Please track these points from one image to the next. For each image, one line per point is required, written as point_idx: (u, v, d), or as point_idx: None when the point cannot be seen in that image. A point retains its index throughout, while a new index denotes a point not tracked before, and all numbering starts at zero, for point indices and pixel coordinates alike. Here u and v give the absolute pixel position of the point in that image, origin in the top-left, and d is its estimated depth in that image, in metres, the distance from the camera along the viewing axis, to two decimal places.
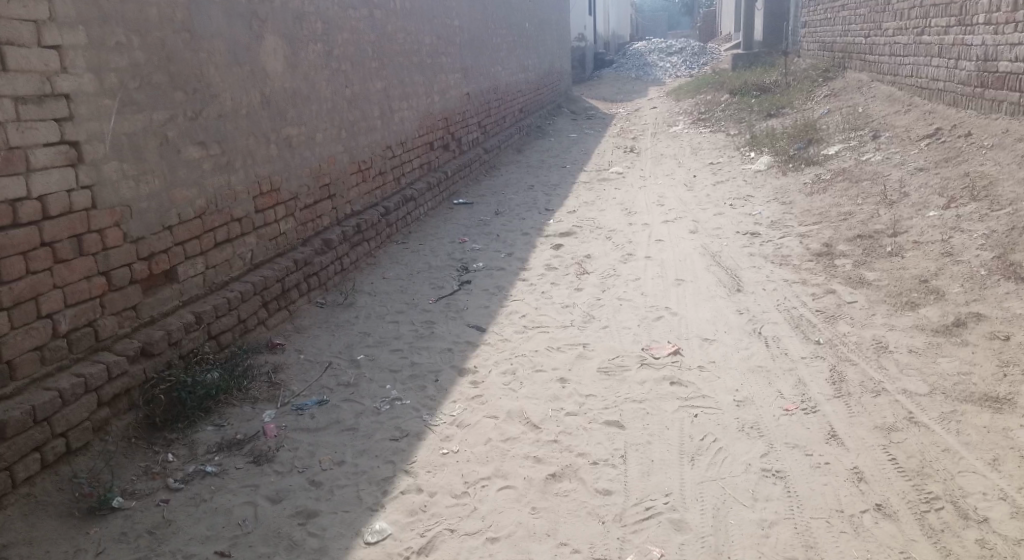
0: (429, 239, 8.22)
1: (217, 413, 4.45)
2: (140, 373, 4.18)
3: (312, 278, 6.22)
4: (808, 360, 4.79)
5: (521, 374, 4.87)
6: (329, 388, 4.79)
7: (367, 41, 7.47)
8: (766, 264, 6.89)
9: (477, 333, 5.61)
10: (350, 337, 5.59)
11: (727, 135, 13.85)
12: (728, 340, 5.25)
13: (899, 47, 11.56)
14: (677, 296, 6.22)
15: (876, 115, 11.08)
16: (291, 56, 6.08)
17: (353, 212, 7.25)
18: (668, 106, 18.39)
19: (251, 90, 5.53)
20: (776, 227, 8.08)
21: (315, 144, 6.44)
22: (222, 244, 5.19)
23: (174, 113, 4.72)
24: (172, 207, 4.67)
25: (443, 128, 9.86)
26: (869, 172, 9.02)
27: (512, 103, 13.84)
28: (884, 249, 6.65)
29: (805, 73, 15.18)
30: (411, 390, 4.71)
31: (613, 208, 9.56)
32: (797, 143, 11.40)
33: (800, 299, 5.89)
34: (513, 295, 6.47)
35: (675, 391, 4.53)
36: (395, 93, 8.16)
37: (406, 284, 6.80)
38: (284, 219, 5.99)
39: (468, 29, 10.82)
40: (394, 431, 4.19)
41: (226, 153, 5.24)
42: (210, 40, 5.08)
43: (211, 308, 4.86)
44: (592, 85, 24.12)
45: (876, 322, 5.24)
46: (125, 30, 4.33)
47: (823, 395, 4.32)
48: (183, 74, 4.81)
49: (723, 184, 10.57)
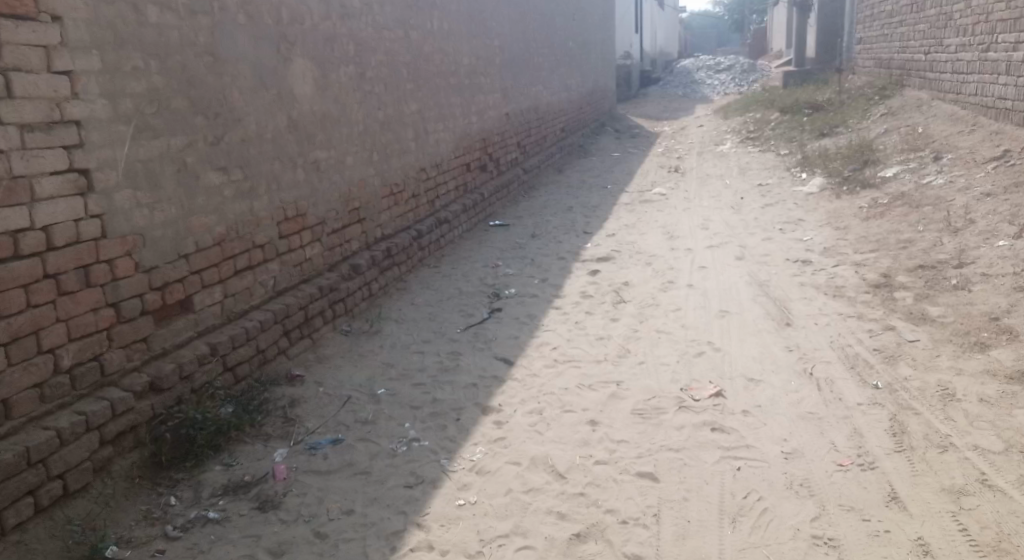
0: (462, 263, 7.97)
1: (227, 451, 4.24)
2: (147, 410, 3.98)
3: (338, 305, 6.00)
4: (864, 407, 4.37)
5: (548, 415, 4.55)
6: (346, 426, 4.54)
7: (402, 62, 7.28)
8: (817, 295, 6.46)
9: (505, 367, 5.31)
10: (372, 369, 5.34)
11: (777, 155, 13.37)
12: (775, 381, 4.85)
13: (963, 64, 10.98)
14: (720, 330, 5.83)
15: (937, 135, 10.51)
16: (321, 78, 5.91)
17: (383, 236, 7.04)
18: (715, 124, 17.93)
19: (277, 114, 5.35)
20: (828, 254, 7.62)
21: (344, 167, 6.25)
22: (242, 272, 5.00)
23: (194, 138, 4.55)
24: (188, 235, 4.49)
25: (481, 149, 9.64)
26: (930, 197, 8.49)
27: (553, 122, 13.58)
28: (948, 281, 6.17)
29: (860, 91, 14.61)
30: (431, 430, 4.43)
31: (655, 231, 9.19)
32: (852, 164, 10.89)
33: (855, 336, 5.45)
34: (546, 325, 6.15)
35: (716, 440, 4.15)
36: (431, 114, 7.96)
37: (435, 311, 6.55)
38: (309, 244, 5.79)
39: (508, 49, 10.61)
40: (409, 476, 3.93)
41: (249, 178, 5.06)
42: (235, 64, 4.92)
43: (228, 338, 4.65)
44: (637, 103, 23.77)
45: (941, 364, 4.78)
46: (143, 54, 4.17)
47: (882, 449, 3.90)
48: (206, 99, 4.64)
49: (771, 206, 10.11)
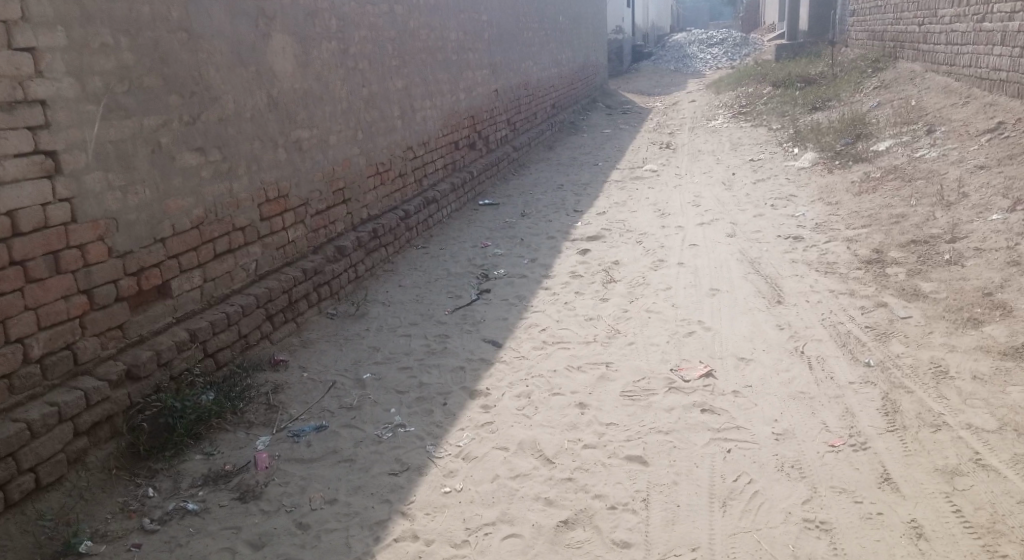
0: (450, 244, 7.86)
1: (208, 439, 4.15)
2: (124, 399, 3.89)
3: (323, 288, 5.89)
4: (856, 386, 4.30)
5: (536, 398, 4.48)
6: (330, 412, 4.45)
7: (386, 38, 7.11)
8: (809, 271, 6.38)
9: (493, 350, 5.23)
10: (358, 353, 5.25)
11: (769, 129, 13.24)
12: (767, 361, 4.77)
13: (957, 35, 10.85)
14: (711, 309, 5.74)
15: (930, 108, 10.40)
16: (301, 54, 5.74)
17: (369, 217, 6.91)
18: (707, 99, 17.76)
19: (256, 92, 5.20)
20: (821, 230, 7.53)
21: (327, 146, 6.11)
22: (222, 255, 4.88)
23: (168, 118, 4.41)
24: (165, 218, 4.36)
25: (469, 127, 9.49)
26: (923, 171, 8.40)
27: (543, 98, 13.40)
28: (941, 256, 6.09)
29: (853, 64, 14.46)
30: (417, 415, 4.35)
31: (645, 209, 9.09)
32: (844, 138, 10.77)
33: (848, 313, 5.37)
34: (535, 306, 6.07)
35: (706, 421, 4.08)
36: (417, 91, 7.80)
37: (423, 293, 6.45)
38: (292, 226, 5.67)
39: (497, 23, 10.42)
40: (394, 463, 3.86)
41: (228, 159, 4.92)
42: (210, 40, 4.76)
43: (207, 324, 4.54)
44: (629, 78, 23.54)
45: (934, 341, 4.71)
46: (112, 30, 4.02)
47: (874, 429, 3.83)
48: (180, 76, 4.50)
49: (763, 182, 10.01)
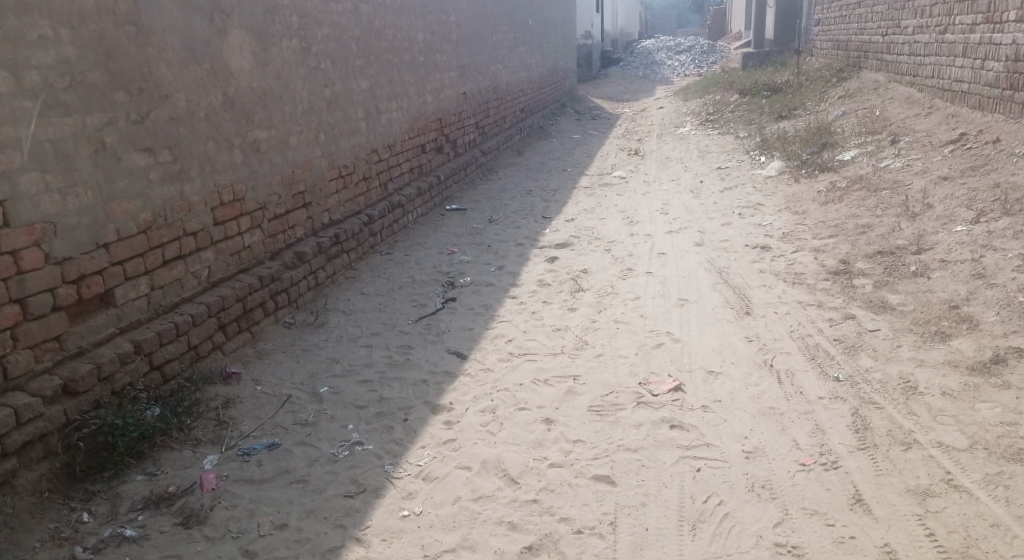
0: (415, 249, 7.67)
1: (151, 458, 3.93)
2: (59, 416, 3.66)
3: (280, 296, 5.66)
4: (827, 402, 4.21)
5: (501, 413, 4.32)
6: (284, 428, 4.25)
7: (350, 37, 6.91)
8: (778, 282, 6.32)
9: (457, 361, 5.06)
10: (316, 365, 5.04)
11: (736, 137, 13.26)
12: (736, 374, 4.67)
13: (920, 46, 10.95)
14: (680, 319, 5.64)
15: (894, 118, 10.48)
16: (260, 52, 5.52)
17: (331, 221, 6.70)
18: (675, 106, 17.79)
19: (211, 90, 4.97)
20: (788, 240, 7.50)
21: (287, 148, 5.89)
22: (172, 262, 4.63)
23: (114, 116, 4.17)
24: (109, 222, 4.12)
25: (436, 130, 9.31)
26: (888, 181, 8.43)
27: (512, 102, 13.27)
28: (907, 268, 6.07)
29: (818, 73, 14.57)
30: (376, 432, 4.18)
31: (613, 216, 8.99)
32: (810, 147, 10.81)
33: (816, 325, 5.31)
34: (500, 315, 5.91)
35: (675, 438, 3.97)
36: (382, 92, 7.60)
37: (385, 301, 6.26)
38: (248, 231, 5.44)
39: (465, 25, 10.26)
40: (350, 485, 3.71)
41: (179, 160, 4.68)
42: (161, 35, 4.53)
43: (154, 334, 4.30)
44: (597, 84, 23.54)
45: (903, 355, 4.66)
46: (51, 22, 3.79)
47: (846, 447, 3.74)
48: (128, 72, 4.26)
49: (731, 190, 9.99)
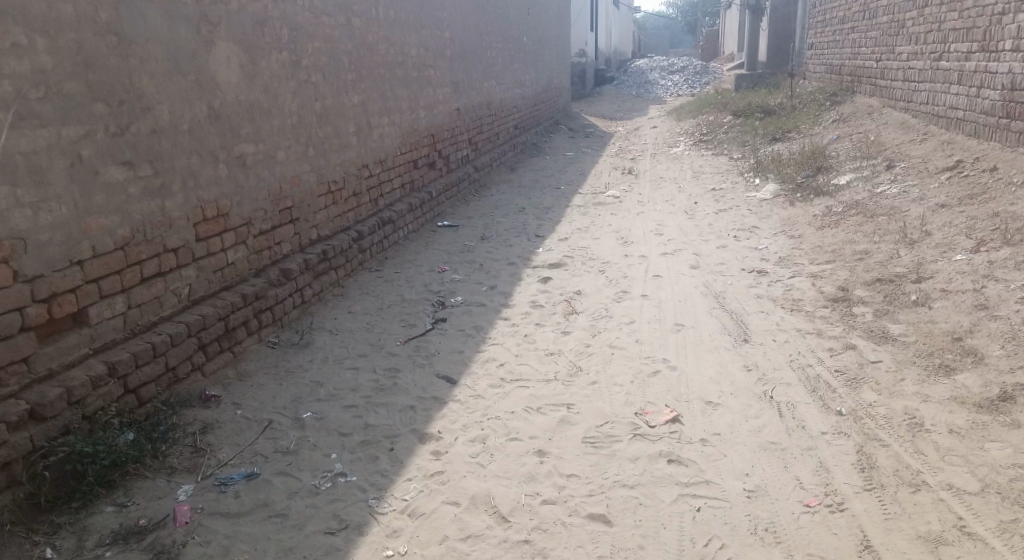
0: (405, 267, 7.50)
1: (122, 487, 3.72)
2: (25, 443, 3.46)
3: (265, 314, 5.47)
4: (830, 438, 4.07)
5: (492, 444, 4.15)
6: (264, 456, 4.06)
7: (342, 51, 6.76)
8: (776, 308, 6.19)
9: (446, 387, 4.88)
10: (299, 388, 4.85)
11: (730, 158, 13.20)
12: (735, 405, 4.52)
13: (914, 72, 10.93)
14: (676, 346, 5.49)
15: (889, 143, 10.43)
16: (248, 64, 5.37)
17: (319, 238, 6.52)
18: (669, 126, 17.75)
19: (196, 103, 4.81)
20: (785, 264, 7.38)
21: (274, 162, 5.72)
22: (151, 279, 4.44)
23: (92, 129, 3.99)
24: (84, 239, 3.94)
25: (428, 145, 9.17)
26: (885, 207, 8.34)
27: (506, 119, 13.17)
28: (908, 296, 5.95)
29: (811, 96, 14.55)
30: (360, 462, 4.00)
31: (608, 236, 8.85)
32: (805, 170, 10.73)
33: (816, 355, 5.17)
34: (491, 338, 5.75)
35: (673, 474, 3.81)
36: (374, 107, 7.46)
37: (373, 321, 6.08)
38: (232, 247, 5.26)
39: (459, 41, 10.15)
40: (331, 521, 3.55)
41: (160, 174, 4.51)
42: (144, 45, 4.37)
43: (129, 356, 4.10)
44: (590, 101, 23.52)
45: (907, 389, 4.51)
46: (26, 30, 3.63)
47: (851, 487, 3.60)
48: (108, 83, 4.10)
49: (726, 212, 9.89)
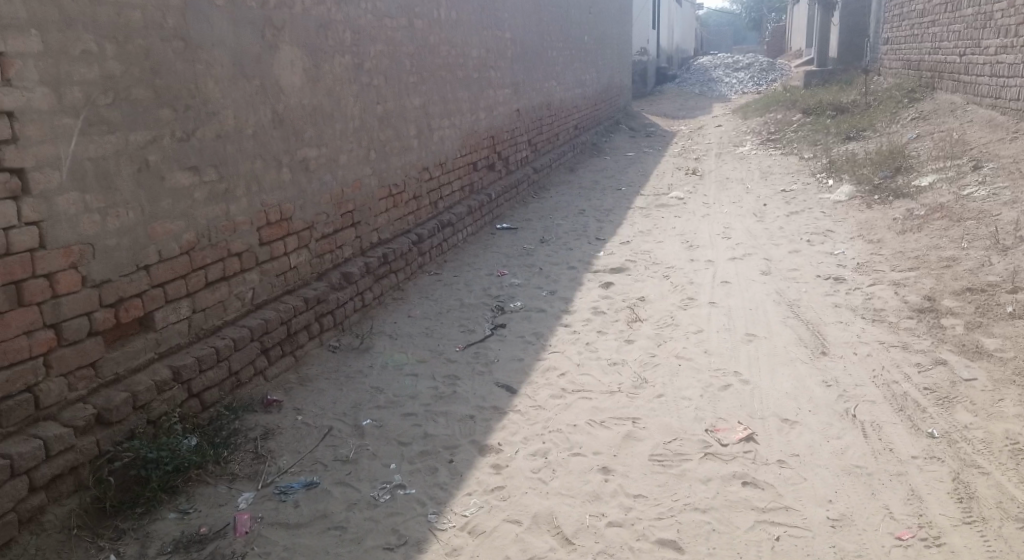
0: (465, 270, 7.40)
1: (184, 494, 3.68)
2: (90, 448, 3.45)
3: (326, 318, 5.43)
4: (920, 463, 3.78)
5: (555, 459, 3.99)
6: (323, 465, 3.99)
7: (404, 53, 6.70)
8: (855, 318, 5.85)
9: (507, 397, 4.74)
10: (359, 395, 4.77)
11: (800, 158, 12.72)
12: (814, 424, 4.24)
13: (1003, 66, 10.30)
14: (747, 358, 5.22)
15: (975, 142, 9.85)
16: (311, 68, 5.33)
17: (379, 241, 6.47)
18: (735, 125, 17.27)
19: (260, 107, 4.78)
20: (862, 271, 7.00)
21: (337, 165, 5.67)
22: (215, 284, 4.43)
23: (158, 133, 3.98)
24: (150, 244, 3.93)
25: (489, 147, 9.05)
26: (972, 210, 7.85)
27: (566, 119, 12.98)
28: (1002, 308, 5.54)
29: (888, 93, 13.93)
30: (420, 474, 3.89)
31: (673, 240, 8.59)
32: (882, 171, 10.24)
33: (902, 371, 4.84)
34: (553, 345, 5.58)
35: (749, 498, 3.58)
36: (435, 109, 7.38)
37: (433, 326, 5.98)
38: (295, 251, 5.22)
39: (520, 41, 10.01)
40: (391, 536, 3.44)
41: (225, 179, 4.49)
42: (210, 49, 4.35)
43: (193, 361, 4.08)
44: (652, 100, 23.13)
45: (1006, 411, 4.17)
46: (96, 36, 3.62)
47: (949, 520, 3.34)
48: (174, 87, 4.08)
49: (797, 215, 9.49)
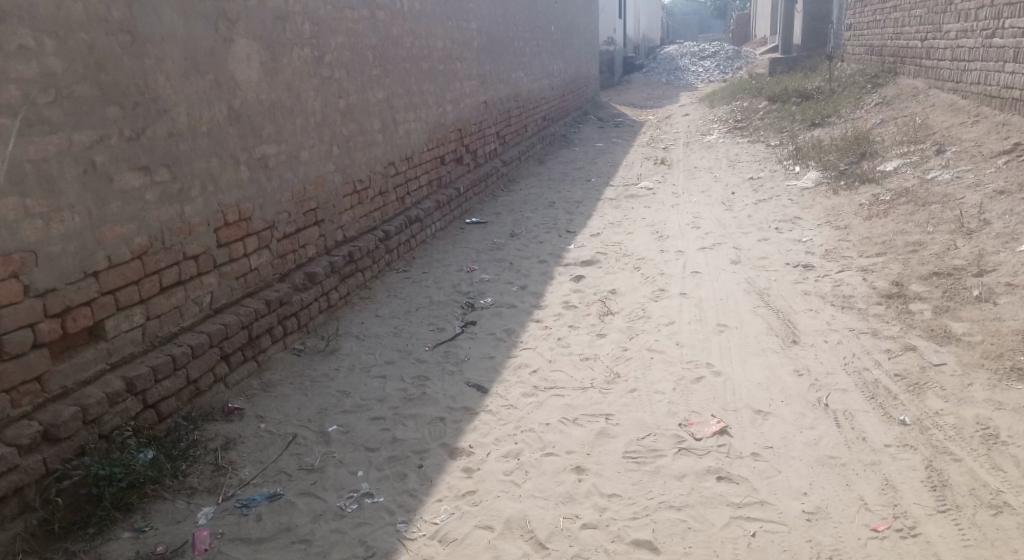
0: (433, 267, 7.27)
1: (139, 511, 3.54)
2: (37, 466, 3.29)
3: (290, 320, 5.28)
4: (894, 451, 3.75)
5: (527, 460, 3.90)
6: (288, 474, 3.86)
7: (366, 45, 6.54)
8: (825, 306, 5.83)
9: (477, 396, 4.63)
10: (325, 399, 4.64)
11: (767, 146, 12.76)
12: (787, 415, 4.20)
13: (963, 51, 10.40)
14: (720, 349, 5.18)
15: (937, 126, 9.94)
16: (269, 62, 5.16)
17: (344, 239, 6.31)
18: (701, 113, 17.30)
19: (215, 103, 4.61)
20: (831, 258, 7.00)
21: (298, 162, 5.51)
22: (170, 289, 4.26)
23: (105, 133, 3.81)
24: (98, 249, 3.76)
25: (456, 140, 8.92)
26: (937, 194, 7.90)
27: (534, 111, 12.87)
28: (969, 292, 5.56)
29: (851, 79, 14.03)
30: (388, 480, 3.78)
31: (642, 231, 8.54)
32: (847, 157, 10.29)
33: (873, 358, 4.82)
34: (524, 342, 5.49)
35: (724, 494, 3.53)
36: (399, 102, 7.22)
37: (401, 325, 5.86)
38: (255, 252, 5.06)
39: (486, 32, 9.87)
40: (358, 547, 3.33)
41: (178, 179, 4.31)
42: (160, 44, 4.17)
43: (148, 370, 3.92)
44: (620, 90, 23.12)
45: (977, 396, 4.16)
46: (34, 32, 3.44)
47: (923, 509, 3.32)
48: (121, 85, 3.90)
49: (766, 202, 9.50)
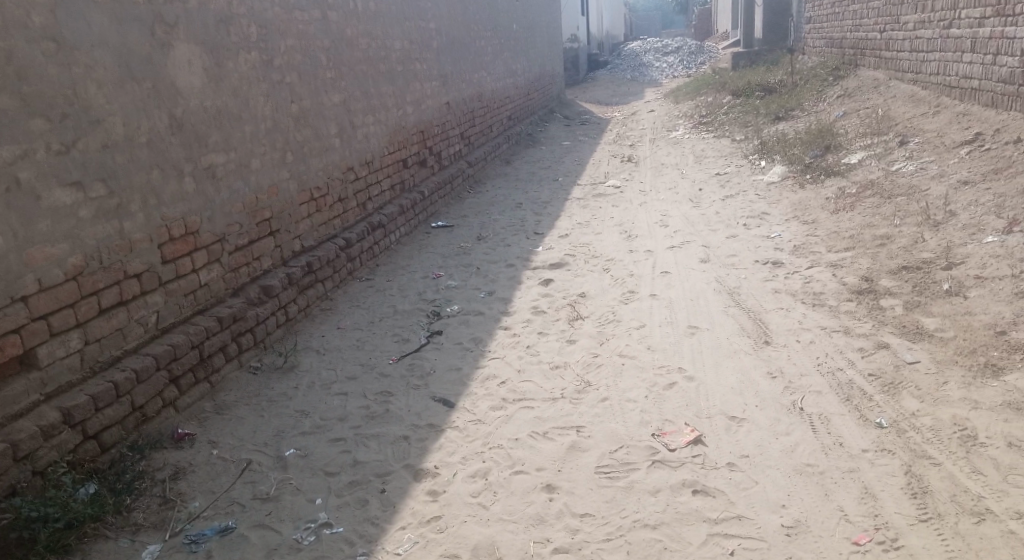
0: (397, 274, 7.06)
1: (78, 552, 3.32)
2: None
3: (245, 337, 5.04)
4: (873, 457, 3.64)
5: (495, 479, 3.73)
6: (242, 505, 3.65)
7: (319, 48, 6.30)
8: (796, 304, 5.74)
9: (443, 412, 4.45)
10: (283, 420, 4.42)
11: (732, 141, 12.72)
12: (762, 421, 4.08)
13: (922, 42, 10.42)
14: (692, 352, 5.05)
15: (900, 118, 9.94)
16: (213, 67, 4.91)
17: (302, 249, 6.08)
18: (667, 109, 17.25)
19: (154, 112, 4.36)
20: (800, 254, 6.92)
21: (248, 171, 5.27)
22: (111, 311, 4.01)
23: (30, 148, 3.55)
24: (26, 272, 3.51)
25: (418, 143, 8.71)
26: (903, 186, 7.86)
27: (498, 111, 12.69)
28: (939, 286, 5.49)
29: (813, 72, 14.05)
30: (348, 507, 3.59)
31: (610, 230, 8.40)
32: (812, 150, 10.26)
33: (846, 358, 4.72)
34: (491, 351, 5.31)
35: (700, 509, 3.39)
36: (357, 105, 7.00)
37: (364, 337, 5.64)
38: (205, 267, 4.81)
39: (446, 31, 9.66)
40: None
41: (116, 193, 4.06)
42: (90, 51, 3.92)
43: (87, 399, 3.67)
44: (585, 88, 23.04)
45: (953, 395, 4.07)
46: None
47: (905, 519, 3.21)
48: (47, 96, 3.65)
49: (733, 198, 9.42)
